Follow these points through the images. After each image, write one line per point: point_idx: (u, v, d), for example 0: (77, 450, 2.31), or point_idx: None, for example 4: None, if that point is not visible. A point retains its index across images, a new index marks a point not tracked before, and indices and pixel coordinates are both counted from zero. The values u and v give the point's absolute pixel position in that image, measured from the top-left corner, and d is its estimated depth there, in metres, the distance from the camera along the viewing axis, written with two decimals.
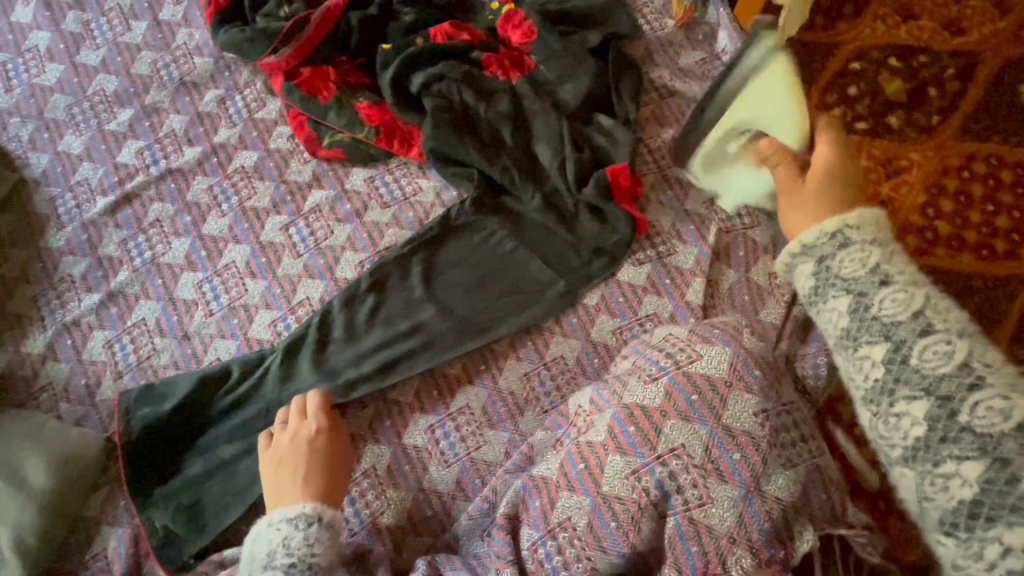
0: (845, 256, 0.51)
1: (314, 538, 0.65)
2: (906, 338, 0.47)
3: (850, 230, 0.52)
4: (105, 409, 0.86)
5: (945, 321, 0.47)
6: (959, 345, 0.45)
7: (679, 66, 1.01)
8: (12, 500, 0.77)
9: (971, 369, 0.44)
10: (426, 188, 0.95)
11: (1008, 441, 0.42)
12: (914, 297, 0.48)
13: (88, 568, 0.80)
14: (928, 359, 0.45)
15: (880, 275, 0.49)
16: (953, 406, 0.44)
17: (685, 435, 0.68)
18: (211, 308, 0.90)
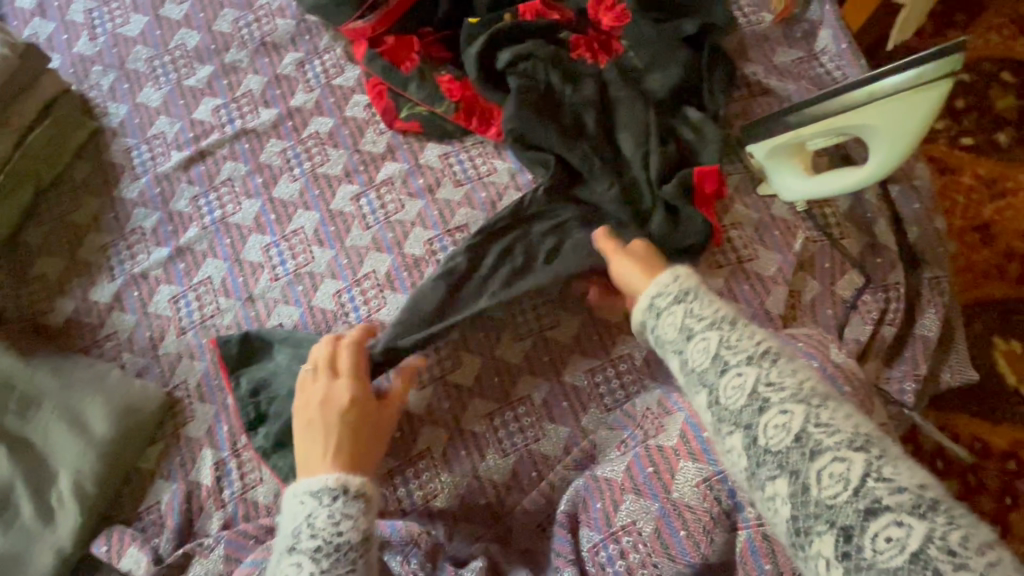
0: (664, 324, 0.58)
1: (343, 513, 0.59)
2: (712, 380, 0.51)
3: (659, 298, 0.60)
4: (166, 364, 0.86)
5: (736, 354, 0.52)
6: (747, 373, 0.50)
7: (775, 64, 0.96)
8: (74, 445, 0.78)
9: (759, 395, 0.48)
10: (500, 172, 0.92)
11: (794, 457, 0.45)
12: (712, 341, 0.53)
13: (140, 520, 0.80)
14: (729, 395, 0.50)
15: (686, 331, 0.56)
16: (753, 432, 0.47)
17: None
18: (277, 273, 0.89)
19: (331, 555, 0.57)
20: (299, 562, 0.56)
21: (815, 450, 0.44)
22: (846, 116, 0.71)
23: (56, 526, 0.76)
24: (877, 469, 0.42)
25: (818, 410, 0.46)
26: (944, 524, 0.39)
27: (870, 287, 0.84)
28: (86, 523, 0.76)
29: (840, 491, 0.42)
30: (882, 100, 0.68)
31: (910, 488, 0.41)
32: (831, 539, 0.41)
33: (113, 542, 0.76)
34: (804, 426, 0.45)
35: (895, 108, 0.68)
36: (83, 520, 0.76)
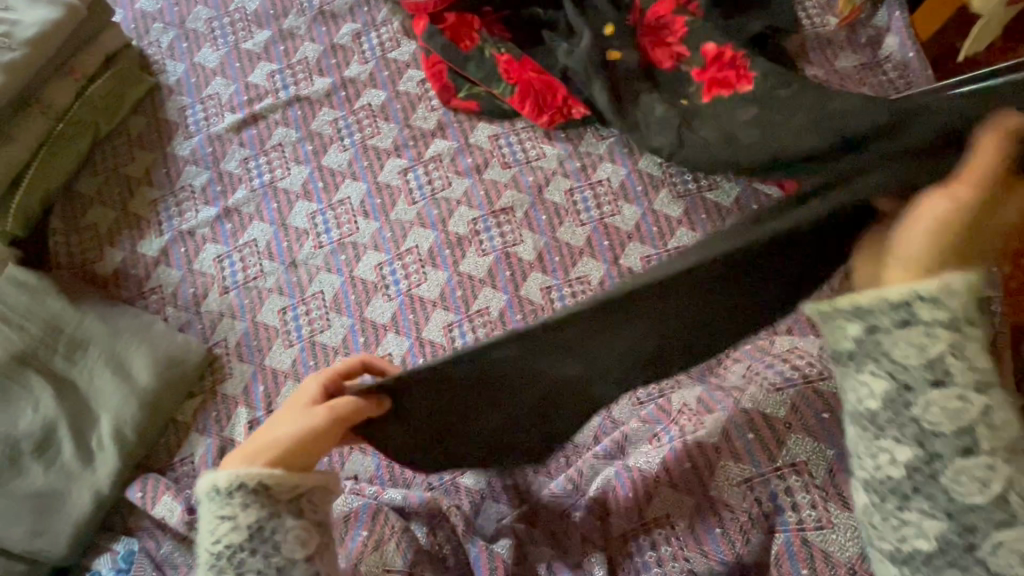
0: (903, 336, 0.42)
1: (218, 517, 0.50)
2: (942, 449, 0.42)
3: (922, 304, 0.41)
4: (208, 321, 0.87)
5: (994, 441, 0.42)
6: (999, 474, 0.42)
7: (836, 68, 0.94)
8: (118, 391, 0.80)
9: (1007, 503, 0.42)
10: (550, 156, 0.92)
11: (943, 442, 0.42)
12: (970, 408, 0.42)
13: (175, 470, 0.81)
14: (960, 484, 0.42)
15: (936, 373, 0.42)
16: (912, 421, 0.43)
17: (809, 451, 0.64)
18: (321, 240, 0.90)
19: (218, 565, 0.50)
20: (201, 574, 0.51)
21: (970, 449, 0.42)
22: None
23: (96, 467, 0.78)
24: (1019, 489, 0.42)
25: (996, 412, 0.42)
26: None
27: None
28: (123, 469, 0.78)
29: (973, 492, 0.42)
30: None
31: None
32: None
33: (147, 488, 0.77)
34: None
35: None
36: (121, 465, 0.78)
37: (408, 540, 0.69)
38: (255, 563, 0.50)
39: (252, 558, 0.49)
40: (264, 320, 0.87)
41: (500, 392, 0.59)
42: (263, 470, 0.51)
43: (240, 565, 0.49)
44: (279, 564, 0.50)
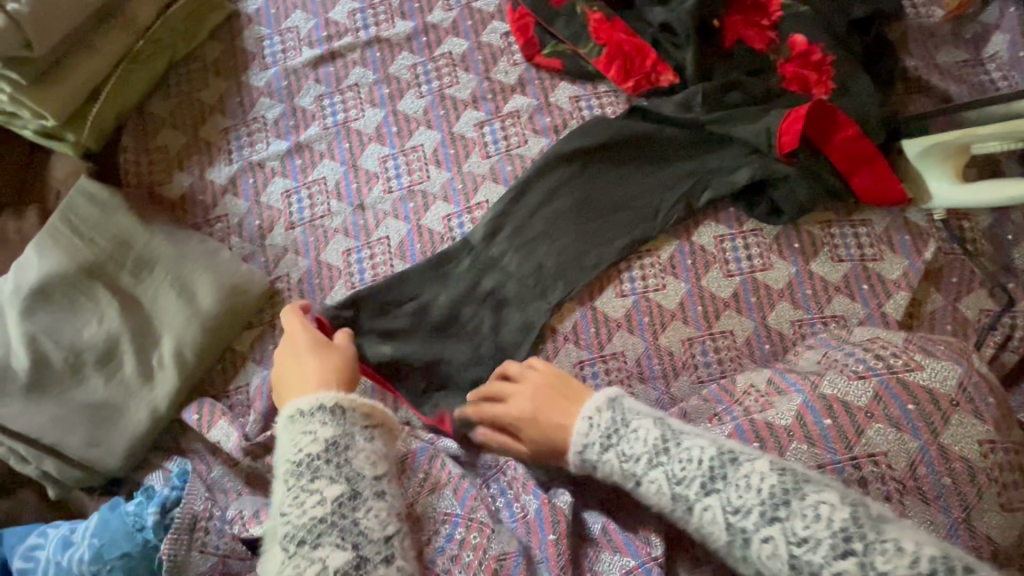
0: (605, 462, 0.56)
1: (302, 432, 0.58)
2: (682, 517, 0.52)
3: (588, 448, 0.57)
4: (271, 254, 0.87)
5: (690, 488, 0.51)
6: (711, 505, 0.50)
7: (937, 62, 0.90)
8: (181, 313, 0.80)
9: (737, 527, 0.49)
10: (632, 124, 0.88)
11: (732, 547, 0.50)
12: (662, 483, 0.53)
13: (229, 397, 0.82)
14: (707, 528, 0.51)
15: (632, 476, 0.55)
16: (754, 566, 0.49)
17: (891, 443, 0.60)
18: (390, 185, 0.89)
19: (296, 471, 0.56)
20: (279, 483, 0.56)
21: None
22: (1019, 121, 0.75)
23: (154, 384, 0.78)
24: (871, 564, 0.44)
25: (793, 522, 0.47)
26: None
27: (1009, 311, 0.80)
28: (180, 390, 0.78)
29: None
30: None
31: None
32: None
33: (204, 412, 0.78)
34: (791, 552, 0.47)
35: None
36: (179, 385, 0.78)
37: (466, 486, 0.67)
38: (327, 471, 0.55)
39: (326, 466, 0.55)
40: (327, 260, 0.86)
41: (536, 242, 0.86)
42: (337, 395, 0.60)
43: (314, 472, 0.55)
44: (349, 474, 0.55)
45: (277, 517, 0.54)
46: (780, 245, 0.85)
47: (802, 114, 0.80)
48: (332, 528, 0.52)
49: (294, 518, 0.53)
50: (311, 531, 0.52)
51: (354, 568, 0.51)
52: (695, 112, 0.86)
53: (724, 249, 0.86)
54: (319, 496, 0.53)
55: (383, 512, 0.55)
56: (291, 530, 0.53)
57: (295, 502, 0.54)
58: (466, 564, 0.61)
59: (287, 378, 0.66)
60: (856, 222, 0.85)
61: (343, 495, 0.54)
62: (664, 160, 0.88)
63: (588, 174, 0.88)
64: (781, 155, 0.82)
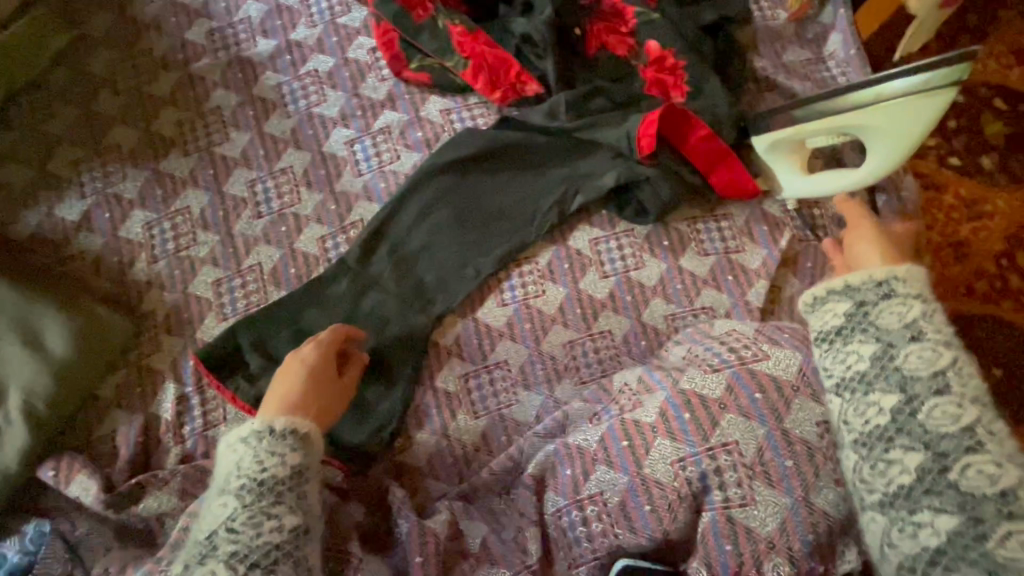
0: (884, 306, 0.58)
1: (269, 450, 0.58)
2: (919, 393, 0.53)
3: (897, 282, 0.59)
4: (135, 291, 0.83)
5: (960, 386, 0.53)
6: (969, 409, 0.51)
7: (783, 62, 0.96)
8: (27, 364, 0.74)
9: (973, 433, 0.50)
10: (502, 135, 0.89)
11: (947, 440, 0.51)
12: (940, 357, 0.54)
13: (93, 448, 0.77)
14: (934, 415, 0.52)
15: (913, 331, 0.56)
16: (898, 424, 0.53)
17: (741, 432, 0.63)
18: (260, 210, 0.86)
19: (257, 490, 0.56)
20: (229, 496, 0.56)
21: (1014, 513, 0.47)
22: (851, 116, 0.76)
23: (1, 445, 0.72)
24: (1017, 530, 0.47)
25: None
26: None
27: None
28: (34, 447, 0.73)
29: (982, 485, 0.49)
30: (890, 103, 0.73)
31: None
32: (951, 522, 0.48)
33: (61, 466, 0.73)
34: (1013, 488, 0.48)
35: (898, 108, 0.73)
36: (30, 443, 0.72)
37: None
38: (289, 498, 0.56)
39: (290, 494, 0.56)
40: (196, 292, 0.83)
41: (415, 259, 0.86)
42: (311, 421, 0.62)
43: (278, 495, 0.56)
44: (309, 507, 0.57)
45: (220, 536, 0.54)
46: (651, 244, 0.89)
47: (656, 118, 0.83)
48: (286, 560, 0.54)
49: (245, 540, 0.53)
50: (267, 556, 0.53)
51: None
52: (560, 120, 0.88)
53: (599, 251, 0.88)
54: (278, 522, 0.55)
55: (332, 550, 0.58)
56: (242, 551, 0.52)
57: (250, 523, 0.54)
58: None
59: (282, 390, 0.67)
60: (719, 217, 0.90)
61: (302, 527, 0.56)
62: (536, 169, 0.90)
63: (463, 187, 0.89)
64: (642, 158, 0.86)
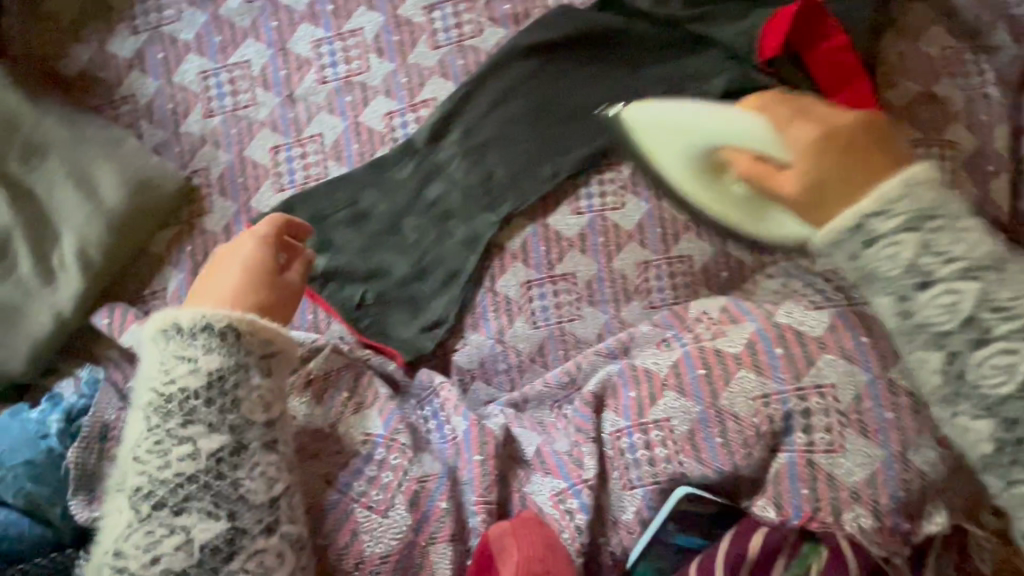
0: (873, 252, 0.48)
1: (176, 358, 0.52)
2: (959, 348, 0.48)
3: (877, 218, 0.48)
4: (187, 145, 0.77)
5: (959, 288, 0.48)
6: (966, 294, 0.48)
7: None
8: (81, 207, 0.71)
9: (982, 325, 0.48)
10: (600, 18, 0.78)
11: (961, 341, 0.48)
12: (964, 296, 0.48)
13: (146, 303, 0.75)
14: (935, 316, 0.48)
15: (919, 275, 0.48)
16: (992, 403, 0.48)
17: (840, 375, 0.57)
18: (325, 74, 0.78)
19: (165, 407, 0.51)
20: (143, 412, 0.52)
21: None
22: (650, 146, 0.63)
23: (56, 286, 0.71)
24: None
25: None
26: None
27: None
28: (88, 294, 0.71)
29: (1003, 379, 0.48)
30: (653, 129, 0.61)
31: None
32: None
33: (115, 316, 0.72)
34: None
35: (658, 134, 0.61)
36: (86, 288, 0.71)
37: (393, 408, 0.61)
38: (207, 417, 0.51)
39: (206, 412, 0.51)
40: (253, 156, 0.77)
41: (485, 150, 0.78)
42: (230, 317, 0.52)
43: (188, 414, 0.50)
44: (233, 424, 0.51)
45: (135, 459, 0.51)
46: None
47: (791, 12, 0.71)
48: (201, 492, 0.50)
49: (154, 469, 0.50)
50: (174, 492, 0.50)
51: (226, 542, 0.50)
52: (669, 7, 0.77)
53: None
54: (190, 447, 0.50)
55: (268, 470, 0.52)
56: (151, 485, 0.50)
57: (161, 450, 0.50)
58: (384, 484, 0.55)
59: (209, 289, 0.56)
60: None
61: (224, 450, 0.51)
62: (634, 62, 0.78)
63: (548, 75, 0.78)
64: (760, 63, 0.74)
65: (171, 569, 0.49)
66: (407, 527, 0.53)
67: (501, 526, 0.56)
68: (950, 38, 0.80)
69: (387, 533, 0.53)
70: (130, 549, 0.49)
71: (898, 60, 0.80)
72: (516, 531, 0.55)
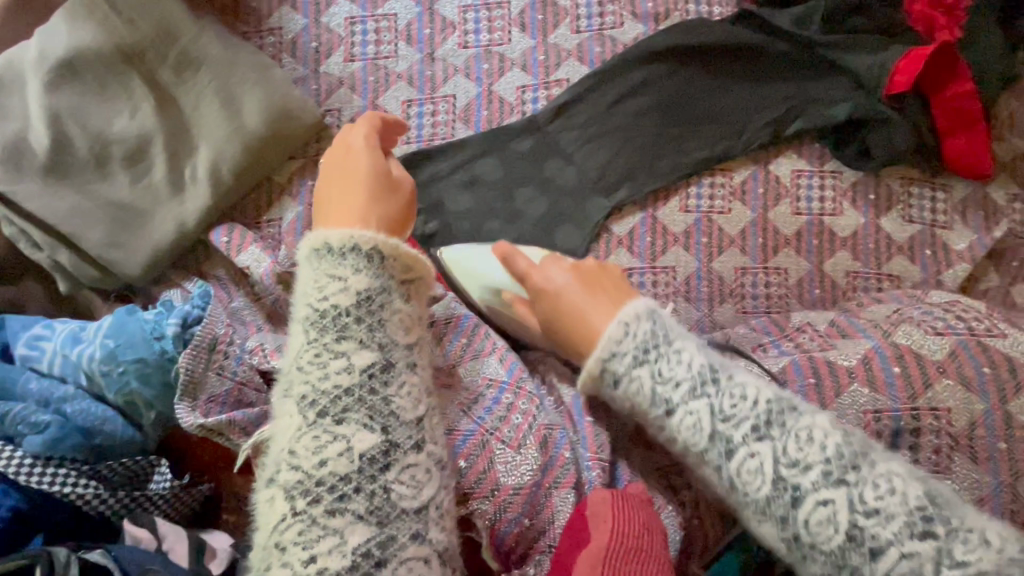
0: (626, 386, 0.50)
1: (328, 275, 0.48)
2: (784, 513, 0.44)
3: (613, 363, 0.51)
4: (324, 85, 0.79)
5: (737, 429, 0.46)
6: (762, 454, 0.44)
7: None
8: (222, 126, 0.73)
9: (785, 483, 0.43)
10: (738, 31, 0.81)
11: (778, 504, 0.44)
12: (701, 416, 0.47)
13: (261, 230, 0.76)
14: (745, 479, 0.45)
15: (663, 404, 0.48)
16: (792, 528, 0.43)
17: (958, 401, 0.60)
18: (467, 40, 0.81)
19: (321, 322, 0.46)
20: (299, 332, 0.47)
21: (876, 549, 0.41)
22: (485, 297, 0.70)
23: (182, 198, 0.72)
24: (949, 553, 0.39)
25: (858, 489, 0.42)
26: None
27: None
28: (211, 210, 0.73)
29: (828, 534, 0.42)
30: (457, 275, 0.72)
31: (898, 514, 0.41)
32: None
33: (234, 236, 0.73)
34: (849, 518, 0.41)
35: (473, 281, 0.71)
36: (210, 204, 0.72)
37: (514, 357, 0.63)
38: (358, 333, 0.46)
39: (356, 328, 0.46)
40: (385, 106, 0.79)
41: (611, 138, 0.80)
42: (375, 238, 0.49)
43: (342, 331, 0.46)
44: (382, 341, 0.46)
45: (294, 370, 0.46)
46: (856, 193, 0.81)
47: (925, 56, 0.75)
48: (359, 403, 0.44)
49: (314, 379, 0.45)
50: (333, 401, 0.44)
51: (382, 454, 0.43)
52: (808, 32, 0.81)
53: (799, 185, 0.81)
54: (345, 361, 0.45)
55: (415, 390, 0.47)
56: (310, 393, 0.44)
57: (317, 362, 0.45)
58: (515, 425, 0.58)
59: (342, 205, 0.53)
60: (937, 186, 0.82)
61: (375, 365, 0.45)
62: (762, 78, 0.82)
63: (680, 76, 0.82)
64: (885, 97, 0.78)
65: (335, 475, 0.42)
66: (536, 466, 0.56)
67: (602, 494, 0.53)
68: None
69: (519, 467, 0.56)
70: (296, 456, 0.43)
71: (1007, 116, 0.84)
72: (614, 503, 0.52)
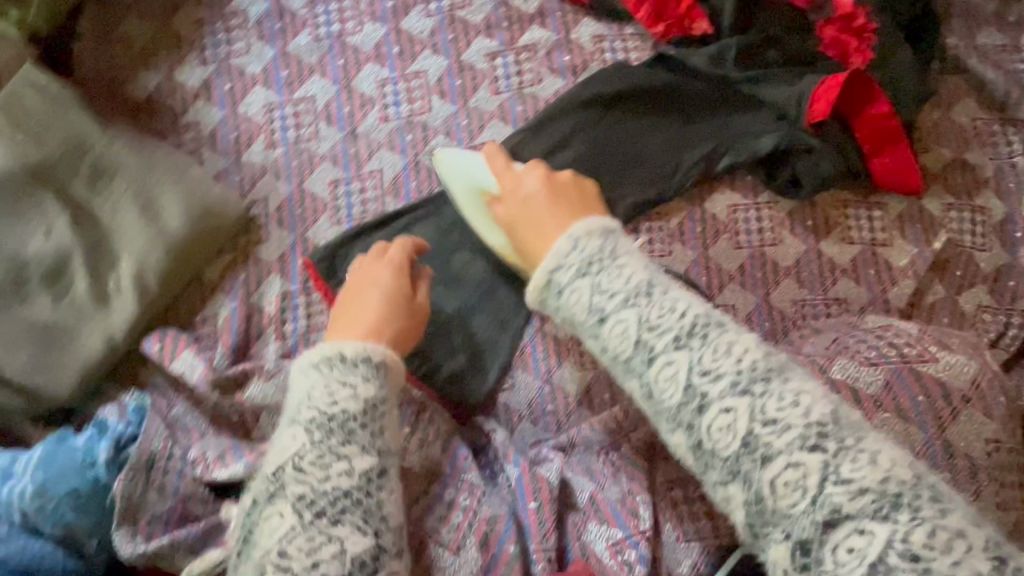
0: (569, 297, 0.50)
1: (339, 381, 0.50)
2: (691, 420, 0.44)
3: (558, 274, 0.51)
4: (247, 175, 0.78)
5: (660, 338, 0.46)
6: (677, 361, 0.45)
7: (976, 44, 0.90)
8: (143, 232, 0.71)
9: (696, 390, 0.44)
10: (656, 75, 0.82)
11: (688, 412, 0.44)
12: (630, 325, 0.47)
13: (195, 329, 0.74)
14: (660, 385, 0.45)
15: (597, 315, 0.48)
16: (696, 435, 0.44)
17: (898, 433, 0.59)
18: (388, 113, 0.80)
19: (327, 425, 0.48)
20: (296, 430, 0.48)
21: (766, 456, 0.41)
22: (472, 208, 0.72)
23: (108, 310, 0.70)
24: (835, 468, 0.39)
25: (762, 400, 0.42)
26: (907, 522, 0.37)
27: (1010, 310, 0.81)
28: (140, 318, 0.71)
29: (728, 441, 0.42)
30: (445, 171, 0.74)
31: (795, 425, 0.41)
32: (786, 548, 0.40)
33: (166, 341, 0.71)
34: (749, 427, 0.42)
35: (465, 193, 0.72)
36: (138, 313, 0.70)
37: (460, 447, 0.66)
38: (360, 438, 0.48)
39: (361, 433, 0.48)
40: (312, 189, 0.78)
41: None
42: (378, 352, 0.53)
43: (348, 435, 0.47)
44: (380, 448, 0.49)
45: (289, 471, 0.46)
46: (793, 221, 0.81)
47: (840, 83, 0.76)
48: (355, 507, 0.45)
49: (313, 481, 0.45)
50: (332, 504, 0.45)
51: (373, 559, 0.44)
52: (726, 70, 0.82)
53: (737, 219, 0.81)
54: (347, 465, 0.46)
55: (401, 497, 0.49)
56: (308, 494, 0.45)
57: (319, 464, 0.46)
58: (455, 524, 0.62)
59: (355, 311, 0.58)
60: (872, 204, 0.82)
61: (373, 471, 0.47)
62: (686, 117, 0.82)
63: (605, 124, 0.81)
64: (807, 126, 0.78)
65: None
66: (477, 567, 0.60)
67: None
68: (979, 111, 0.87)
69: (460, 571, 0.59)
70: (286, 558, 0.42)
71: (932, 127, 0.85)
72: None
